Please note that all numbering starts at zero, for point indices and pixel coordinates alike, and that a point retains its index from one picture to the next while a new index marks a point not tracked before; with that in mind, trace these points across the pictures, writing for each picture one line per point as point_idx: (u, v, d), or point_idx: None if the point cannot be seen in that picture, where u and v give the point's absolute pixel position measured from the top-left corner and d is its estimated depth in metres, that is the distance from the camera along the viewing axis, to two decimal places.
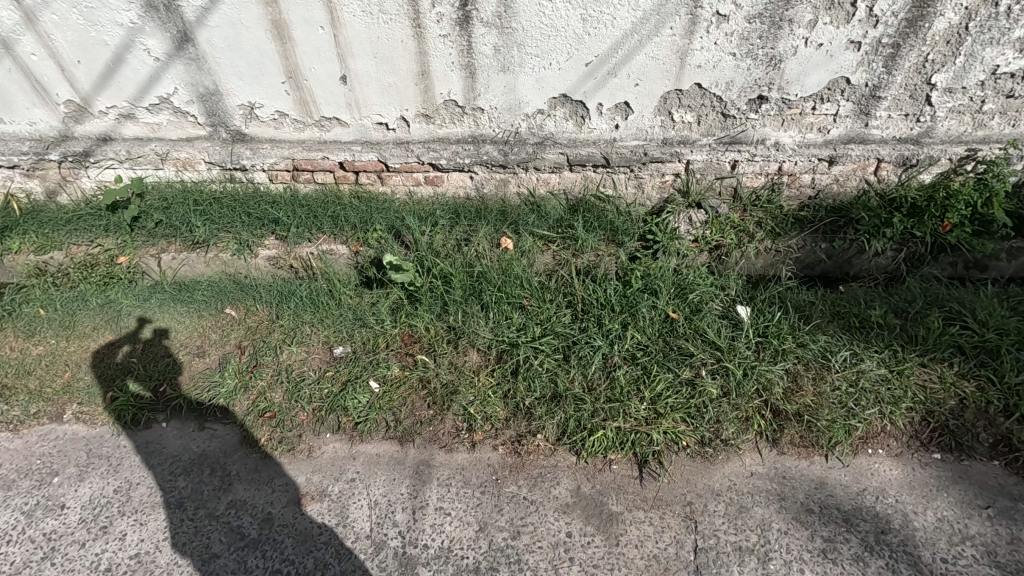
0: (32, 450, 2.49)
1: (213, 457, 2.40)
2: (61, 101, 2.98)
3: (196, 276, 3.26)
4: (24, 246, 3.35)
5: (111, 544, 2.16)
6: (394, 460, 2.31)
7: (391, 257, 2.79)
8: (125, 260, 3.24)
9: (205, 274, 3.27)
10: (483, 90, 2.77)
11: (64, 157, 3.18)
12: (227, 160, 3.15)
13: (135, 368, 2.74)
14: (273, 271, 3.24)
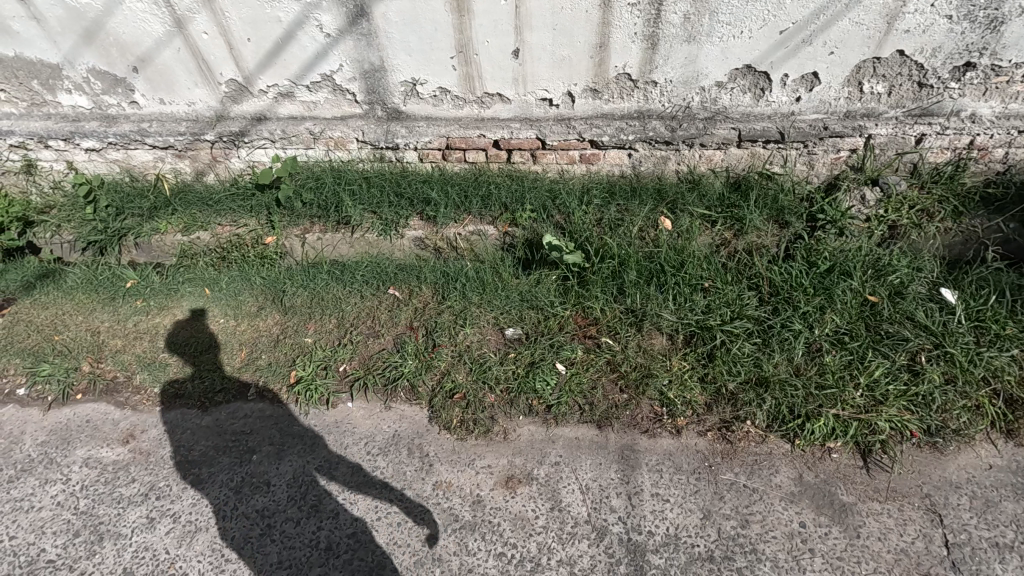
0: (226, 427, 2.51)
1: (407, 437, 2.38)
2: (223, 80, 2.99)
3: (341, 256, 3.31)
4: (173, 226, 3.44)
5: (325, 521, 2.15)
6: (595, 444, 2.26)
7: (553, 239, 2.76)
8: (272, 241, 3.30)
9: (350, 255, 3.32)
10: (661, 63, 2.65)
11: (219, 138, 3.20)
12: (381, 139, 3.10)
13: (314, 348, 2.71)
14: (415, 251, 3.27)
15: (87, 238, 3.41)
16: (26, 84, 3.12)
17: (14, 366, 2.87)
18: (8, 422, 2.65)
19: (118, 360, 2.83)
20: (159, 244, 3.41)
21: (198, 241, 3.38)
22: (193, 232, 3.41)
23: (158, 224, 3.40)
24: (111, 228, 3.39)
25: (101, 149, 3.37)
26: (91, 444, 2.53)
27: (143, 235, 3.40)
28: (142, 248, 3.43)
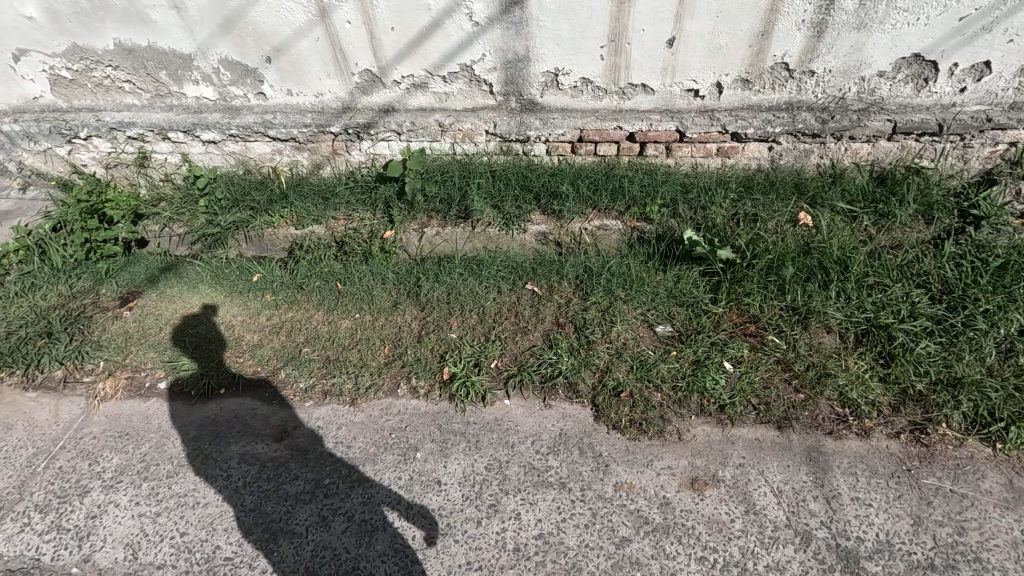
0: (382, 423, 2.47)
1: (575, 437, 2.32)
2: (357, 70, 2.94)
3: (456, 249, 3.20)
4: (287, 219, 3.41)
5: (508, 522, 2.10)
6: (778, 445, 2.19)
7: (691, 232, 2.76)
8: (392, 235, 3.24)
9: (466, 249, 3.19)
10: (825, 51, 2.60)
11: (344, 130, 3.15)
12: (513, 131, 3.04)
13: (460, 343, 2.66)
14: (538, 246, 3.15)
15: (202, 233, 3.39)
16: (154, 75, 3.11)
17: (152, 359, 2.85)
18: (155, 417, 2.63)
19: (258, 353, 2.79)
20: (272, 237, 3.39)
21: (314, 234, 3.34)
22: (307, 225, 3.40)
23: (270, 218, 3.39)
24: (225, 220, 3.37)
25: (220, 141, 3.34)
26: (244, 439, 2.49)
27: (259, 227, 3.36)
28: (255, 242, 3.40)
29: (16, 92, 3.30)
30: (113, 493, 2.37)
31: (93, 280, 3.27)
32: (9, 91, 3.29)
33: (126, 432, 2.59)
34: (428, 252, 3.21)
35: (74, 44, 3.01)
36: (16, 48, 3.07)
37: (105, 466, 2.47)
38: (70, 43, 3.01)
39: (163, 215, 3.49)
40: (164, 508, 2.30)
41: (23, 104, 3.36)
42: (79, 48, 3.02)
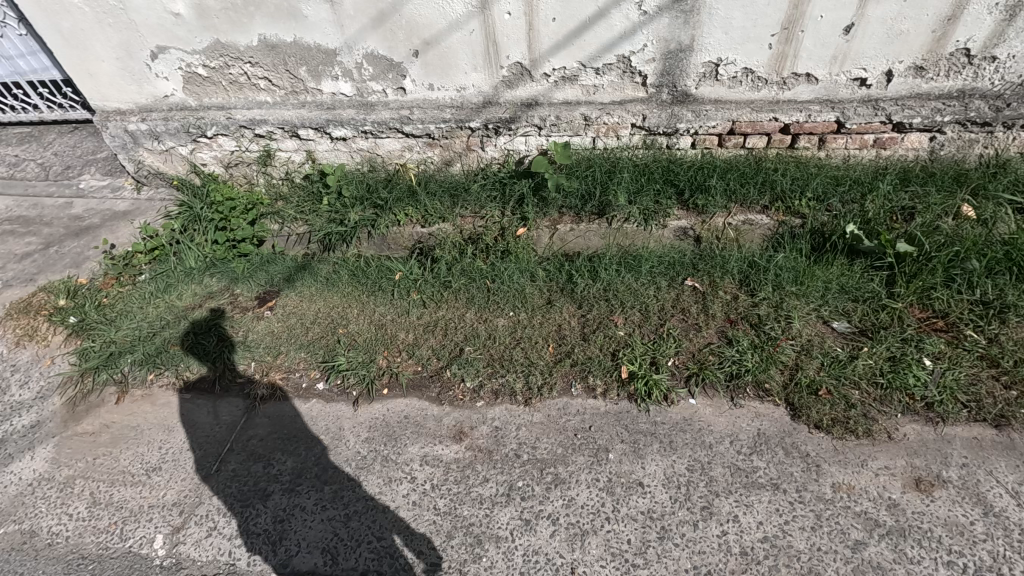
0: (562, 423, 2.40)
1: (775, 436, 2.23)
2: (507, 63, 2.88)
3: (590, 249, 3.12)
4: (411, 216, 3.36)
5: (728, 525, 2.01)
6: (1001, 444, 2.10)
7: (853, 227, 2.67)
8: (525, 232, 3.18)
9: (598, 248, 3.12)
10: (1013, 36, 2.53)
11: (484, 124, 3.11)
12: (662, 123, 2.97)
13: (631, 339, 2.59)
14: (676, 241, 3.06)
15: (325, 235, 3.37)
16: (293, 71, 3.07)
17: (304, 359, 2.79)
18: (321, 418, 2.56)
19: (417, 353, 2.72)
20: (396, 236, 3.34)
21: (446, 235, 3.26)
22: (432, 224, 3.36)
23: (397, 217, 3.34)
24: (352, 219, 3.34)
25: (350, 138, 3.30)
26: (422, 440, 2.42)
27: (385, 225, 3.33)
28: (375, 242, 3.36)
29: (146, 91, 3.27)
30: (295, 497, 2.30)
31: (228, 279, 3.23)
32: (140, 90, 3.27)
33: (292, 433, 2.52)
34: (561, 250, 3.12)
35: (217, 40, 2.98)
36: (156, 46, 3.04)
37: (281, 469, 2.40)
38: (213, 39, 2.98)
39: (284, 211, 3.49)
40: (353, 511, 2.23)
41: (151, 103, 3.34)
42: (221, 44, 2.99)
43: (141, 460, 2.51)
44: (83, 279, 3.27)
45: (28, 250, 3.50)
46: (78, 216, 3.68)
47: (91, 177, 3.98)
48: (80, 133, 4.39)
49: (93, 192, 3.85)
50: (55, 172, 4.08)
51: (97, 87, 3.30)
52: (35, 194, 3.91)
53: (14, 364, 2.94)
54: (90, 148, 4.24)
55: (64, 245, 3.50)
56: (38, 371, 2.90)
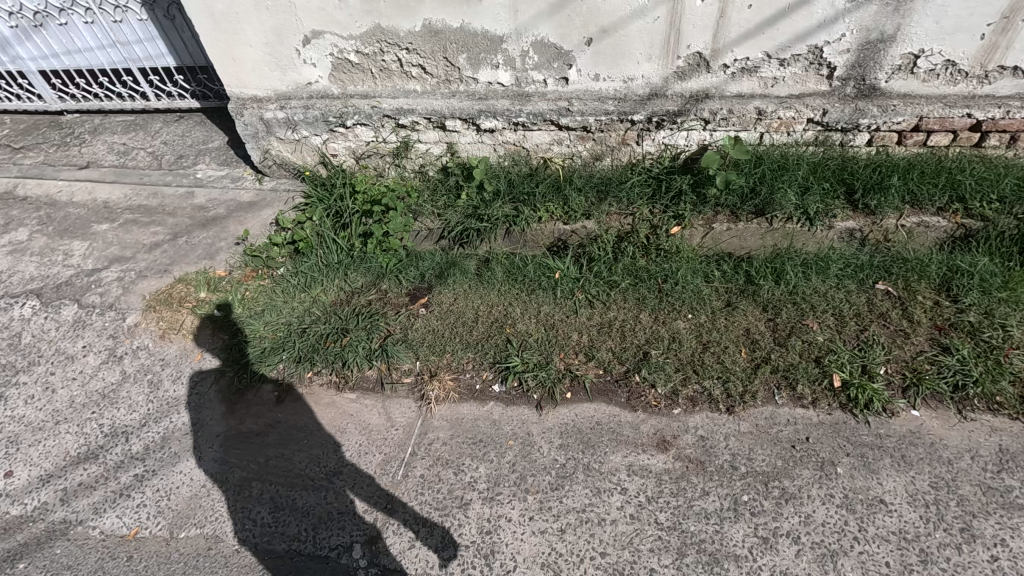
0: (774, 434, 2.25)
1: (1021, 453, 2.08)
2: (685, 53, 2.75)
3: (751, 249, 2.99)
4: (553, 214, 3.24)
5: (996, 549, 1.86)
6: None
7: None
8: (679, 230, 3.04)
9: (758, 248, 2.98)
10: None
11: (648, 118, 2.97)
12: (844, 119, 2.82)
13: (835, 346, 2.44)
14: (841, 244, 2.90)
15: (460, 230, 3.24)
16: (451, 59, 2.95)
17: (472, 359, 2.66)
18: (505, 422, 2.43)
19: (597, 355, 2.57)
20: (535, 234, 3.21)
21: (587, 233, 3.19)
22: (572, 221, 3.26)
23: (539, 215, 3.23)
24: (491, 214, 3.22)
25: (498, 130, 3.18)
26: (623, 449, 2.28)
27: (526, 221, 3.21)
28: (506, 238, 3.26)
29: (289, 78, 3.17)
30: (497, 506, 2.17)
31: (374, 273, 3.08)
32: (283, 77, 3.17)
33: (478, 438, 2.39)
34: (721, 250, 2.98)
35: (378, 25, 2.87)
36: (311, 30, 2.94)
37: (475, 476, 2.27)
38: (373, 23, 2.87)
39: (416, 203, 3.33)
40: (566, 524, 2.09)
41: (291, 90, 3.24)
42: (381, 29, 2.88)
43: (318, 463, 2.38)
44: (220, 272, 3.16)
45: (156, 240, 3.40)
46: (202, 207, 3.57)
47: (207, 167, 3.88)
48: (187, 122, 4.29)
49: (211, 182, 3.74)
50: (168, 161, 3.99)
51: (238, 72, 3.20)
52: (152, 183, 3.81)
53: (162, 358, 2.82)
54: (200, 138, 4.14)
55: (192, 236, 3.40)
56: (189, 366, 2.78)
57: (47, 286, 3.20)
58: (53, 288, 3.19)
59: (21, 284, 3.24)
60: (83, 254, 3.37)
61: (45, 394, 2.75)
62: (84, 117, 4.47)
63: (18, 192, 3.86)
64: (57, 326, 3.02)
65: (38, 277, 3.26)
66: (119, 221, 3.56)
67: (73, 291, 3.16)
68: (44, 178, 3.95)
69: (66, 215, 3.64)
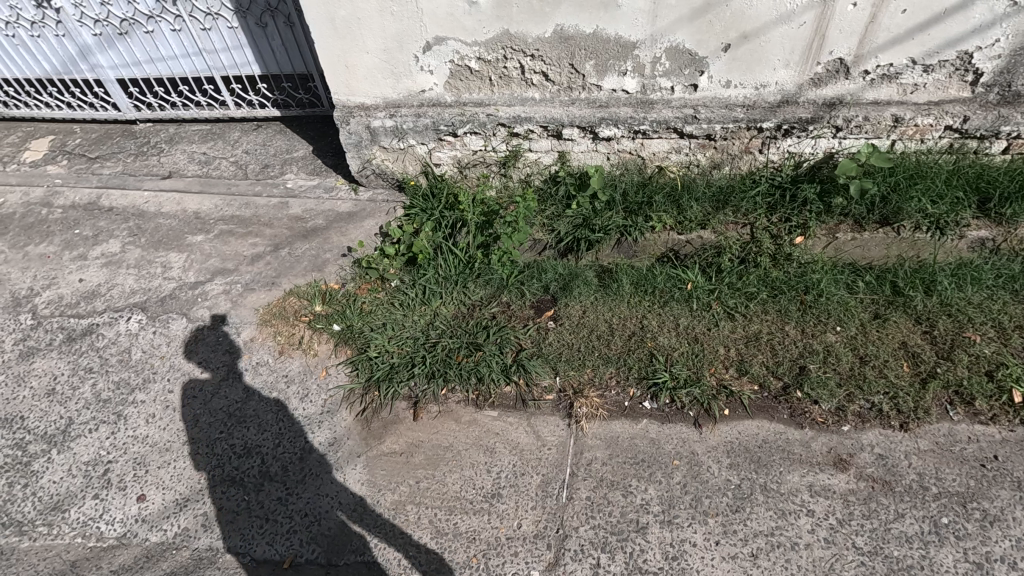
0: (958, 452, 2.16)
1: None
2: (826, 59, 2.69)
3: (878, 258, 2.87)
4: (666, 224, 3.17)
5: None
6: None
7: None
8: (803, 240, 2.97)
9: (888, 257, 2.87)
10: None
11: (778, 126, 2.90)
12: (986, 126, 2.77)
13: (1004, 359, 2.36)
14: (974, 254, 2.81)
15: (570, 242, 3.17)
16: (577, 66, 2.88)
17: (616, 375, 2.56)
18: (665, 441, 2.33)
19: (751, 369, 2.48)
20: (646, 244, 3.16)
21: (702, 242, 3.13)
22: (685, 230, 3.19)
23: (651, 223, 3.16)
24: (604, 223, 3.15)
25: (616, 138, 3.10)
26: (799, 468, 2.18)
27: (640, 230, 3.14)
28: (615, 247, 3.20)
29: (403, 85, 3.10)
30: (678, 530, 2.07)
31: (494, 285, 2.99)
32: (396, 85, 3.10)
33: (639, 457, 2.29)
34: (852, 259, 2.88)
35: (506, 31, 2.81)
36: (434, 36, 2.87)
37: (646, 498, 2.17)
38: (501, 30, 2.80)
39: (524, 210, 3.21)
40: (758, 548, 1.99)
41: (402, 98, 3.17)
42: (509, 36, 2.82)
43: (473, 485, 2.28)
44: (332, 284, 3.06)
45: (257, 252, 3.30)
46: (300, 217, 3.49)
47: (297, 177, 3.80)
48: (266, 131, 4.22)
49: (304, 192, 3.66)
50: (254, 171, 3.91)
51: (348, 79, 3.13)
52: (242, 193, 3.73)
53: (286, 375, 2.71)
54: (283, 148, 4.06)
55: (294, 247, 3.30)
56: (316, 384, 2.67)
57: (151, 300, 3.11)
58: (157, 301, 3.10)
59: (123, 298, 3.14)
60: (183, 266, 3.28)
61: (167, 413, 2.64)
62: (158, 126, 4.40)
63: (103, 203, 3.77)
64: (168, 341, 2.92)
65: (140, 290, 3.17)
66: (215, 232, 3.47)
67: (179, 305, 3.06)
68: (128, 188, 3.86)
69: (158, 227, 3.55)
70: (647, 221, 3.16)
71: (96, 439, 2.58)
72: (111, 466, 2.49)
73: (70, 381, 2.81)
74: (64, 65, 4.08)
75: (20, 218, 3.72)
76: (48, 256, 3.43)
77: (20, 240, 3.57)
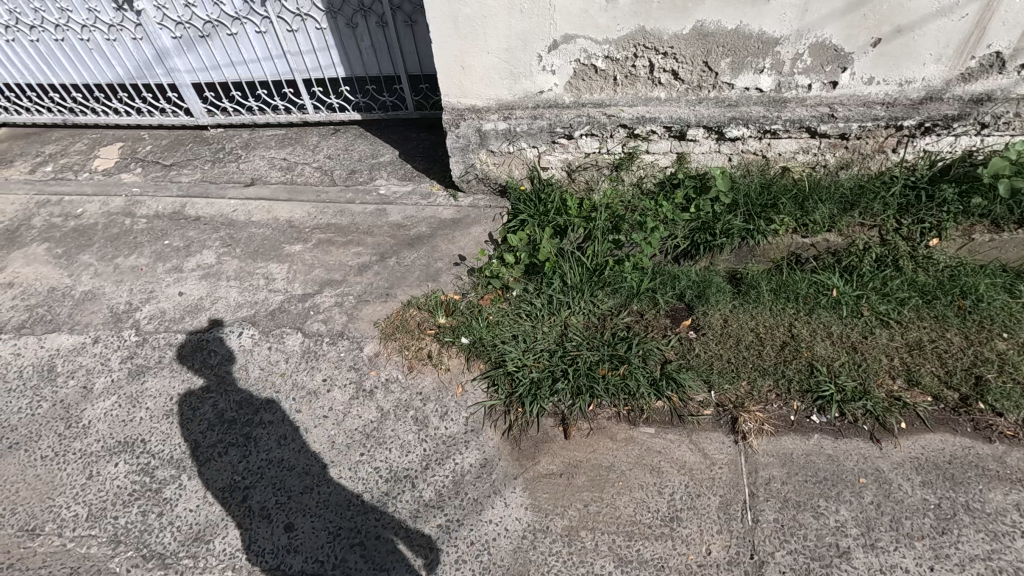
0: None
1: None
2: (982, 53, 2.60)
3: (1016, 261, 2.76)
4: (788, 227, 3.02)
5: None
6: None
7: None
8: (939, 243, 2.83)
9: None
10: None
11: (920, 124, 2.80)
12: None
13: None
14: None
15: (686, 240, 3.04)
16: (711, 63, 2.76)
17: (775, 388, 2.44)
18: (844, 457, 2.21)
19: (923, 380, 2.36)
20: (767, 249, 3.01)
21: (830, 246, 2.96)
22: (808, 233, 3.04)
23: (775, 227, 2.99)
24: (726, 227, 2.99)
25: (742, 138, 2.98)
26: (1000, 486, 2.07)
27: (763, 233, 2.99)
28: (733, 252, 3.03)
29: (520, 87, 2.98)
30: (885, 555, 1.95)
31: (624, 294, 2.85)
32: (513, 86, 2.98)
33: (820, 475, 2.17)
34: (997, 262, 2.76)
35: (641, 28, 2.69)
36: (563, 35, 2.74)
37: (840, 520, 2.04)
38: (637, 27, 2.68)
39: (643, 214, 3.08)
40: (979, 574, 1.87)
41: (516, 100, 3.04)
42: (644, 33, 2.70)
43: (647, 508, 2.15)
44: (451, 295, 2.93)
45: (363, 262, 3.17)
46: (401, 225, 3.36)
47: (388, 183, 3.67)
48: (346, 136, 4.09)
49: (400, 199, 3.54)
50: (341, 177, 3.78)
51: (462, 81, 3.00)
52: (333, 200, 3.59)
53: (420, 392, 2.58)
54: (367, 152, 3.93)
55: (402, 257, 3.18)
56: (454, 401, 2.55)
57: (260, 314, 2.97)
58: (267, 315, 2.96)
59: (230, 312, 3.01)
60: (287, 277, 3.14)
61: (298, 434, 2.51)
62: (231, 131, 4.26)
63: (188, 212, 3.63)
64: (286, 358, 2.78)
65: (246, 303, 3.03)
66: (313, 242, 3.34)
67: (291, 319, 2.93)
68: (212, 197, 3.73)
69: (251, 236, 3.42)
70: (773, 224, 3.00)
71: (228, 464, 2.45)
72: (250, 492, 2.35)
73: (188, 402, 2.67)
74: (139, 70, 3.95)
75: (104, 230, 3.59)
76: (141, 269, 3.30)
77: (107, 252, 3.43)
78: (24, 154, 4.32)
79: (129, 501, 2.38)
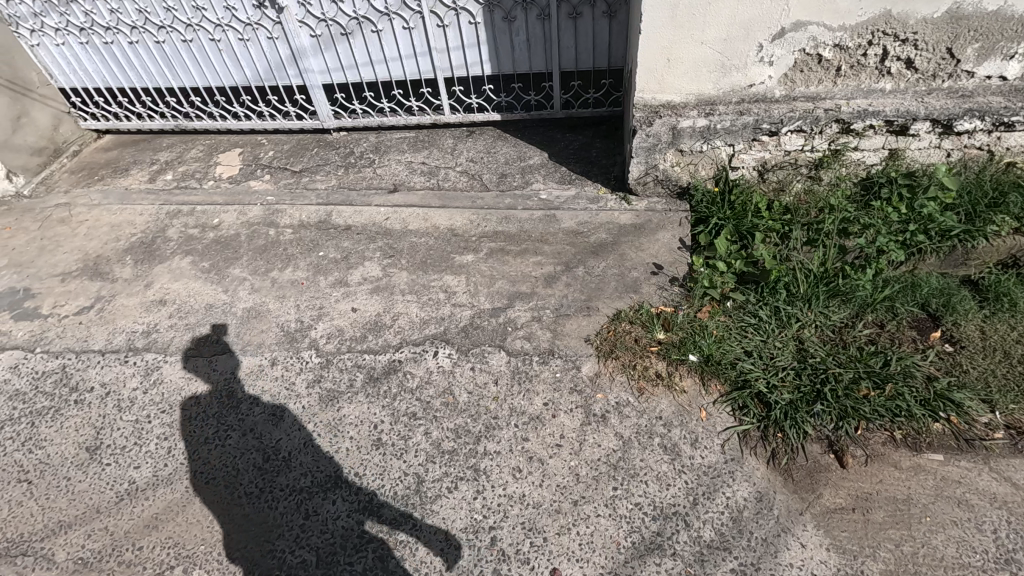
0: None
1: None
2: None
3: None
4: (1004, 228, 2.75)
5: None
6: None
7: None
8: None
9: None
10: None
11: None
12: None
13: None
14: None
15: (900, 237, 2.75)
16: (956, 50, 2.53)
17: None
18: None
19: None
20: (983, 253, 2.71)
21: None
22: None
23: (996, 227, 2.73)
24: (946, 224, 2.72)
25: (972, 131, 2.75)
26: None
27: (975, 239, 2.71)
28: (943, 258, 2.75)
29: (728, 80, 2.75)
30: None
31: (857, 304, 2.59)
32: (720, 79, 2.75)
33: None
34: None
35: (887, 12, 2.45)
36: (794, 22, 2.50)
37: None
38: (882, 11, 2.44)
39: (855, 215, 2.84)
40: None
41: (719, 94, 2.82)
42: (888, 18, 2.46)
43: (971, 548, 1.90)
44: (662, 307, 2.69)
45: (548, 272, 2.94)
46: (578, 232, 3.13)
47: (548, 186, 3.45)
48: (485, 137, 3.86)
49: (567, 204, 3.31)
50: (492, 181, 3.55)
51: (663, 75, 2.77)
52: (493, 206, 3.37)
53: (661, 417, 2.35)
54: (513, 155, 3.70)
55: (590, 266, 2.94)
56: (701, 426, 2.31)
57: (452, 331, 2.74)
58: (459, 332, 2.73)
59: (416, 329, 2.78)
60: (468, 290, 2.91)
61: (534, 465, 2.27)
62: (356, 135, 4.04)
63: (336, 221, 3.41)
64: (494, 379, 2.54)
65: (432, 319, 2.81)
66: (485, 251, 3.11)
67: (488, 336, 2.70)
68: (357, 204, 3.50)
69: (414, 247, 3.20)
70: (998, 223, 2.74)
71: (463, 500, 2.21)
72: (498, 534, 2.11)
73: (397, 431, 2.44)
74: (269, 71, 3.76)
75: (249, 241, 3.37)
76: (302, 283, 3.07)
77: (259, 265, 3.21)
78: (138, 162, 4.11)
79: (361, 544, 2.14)
